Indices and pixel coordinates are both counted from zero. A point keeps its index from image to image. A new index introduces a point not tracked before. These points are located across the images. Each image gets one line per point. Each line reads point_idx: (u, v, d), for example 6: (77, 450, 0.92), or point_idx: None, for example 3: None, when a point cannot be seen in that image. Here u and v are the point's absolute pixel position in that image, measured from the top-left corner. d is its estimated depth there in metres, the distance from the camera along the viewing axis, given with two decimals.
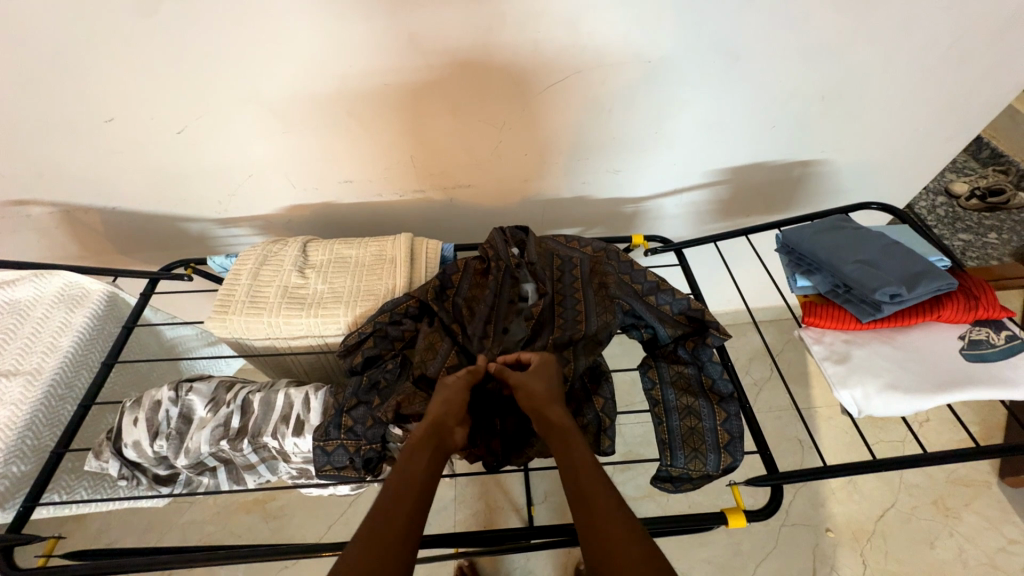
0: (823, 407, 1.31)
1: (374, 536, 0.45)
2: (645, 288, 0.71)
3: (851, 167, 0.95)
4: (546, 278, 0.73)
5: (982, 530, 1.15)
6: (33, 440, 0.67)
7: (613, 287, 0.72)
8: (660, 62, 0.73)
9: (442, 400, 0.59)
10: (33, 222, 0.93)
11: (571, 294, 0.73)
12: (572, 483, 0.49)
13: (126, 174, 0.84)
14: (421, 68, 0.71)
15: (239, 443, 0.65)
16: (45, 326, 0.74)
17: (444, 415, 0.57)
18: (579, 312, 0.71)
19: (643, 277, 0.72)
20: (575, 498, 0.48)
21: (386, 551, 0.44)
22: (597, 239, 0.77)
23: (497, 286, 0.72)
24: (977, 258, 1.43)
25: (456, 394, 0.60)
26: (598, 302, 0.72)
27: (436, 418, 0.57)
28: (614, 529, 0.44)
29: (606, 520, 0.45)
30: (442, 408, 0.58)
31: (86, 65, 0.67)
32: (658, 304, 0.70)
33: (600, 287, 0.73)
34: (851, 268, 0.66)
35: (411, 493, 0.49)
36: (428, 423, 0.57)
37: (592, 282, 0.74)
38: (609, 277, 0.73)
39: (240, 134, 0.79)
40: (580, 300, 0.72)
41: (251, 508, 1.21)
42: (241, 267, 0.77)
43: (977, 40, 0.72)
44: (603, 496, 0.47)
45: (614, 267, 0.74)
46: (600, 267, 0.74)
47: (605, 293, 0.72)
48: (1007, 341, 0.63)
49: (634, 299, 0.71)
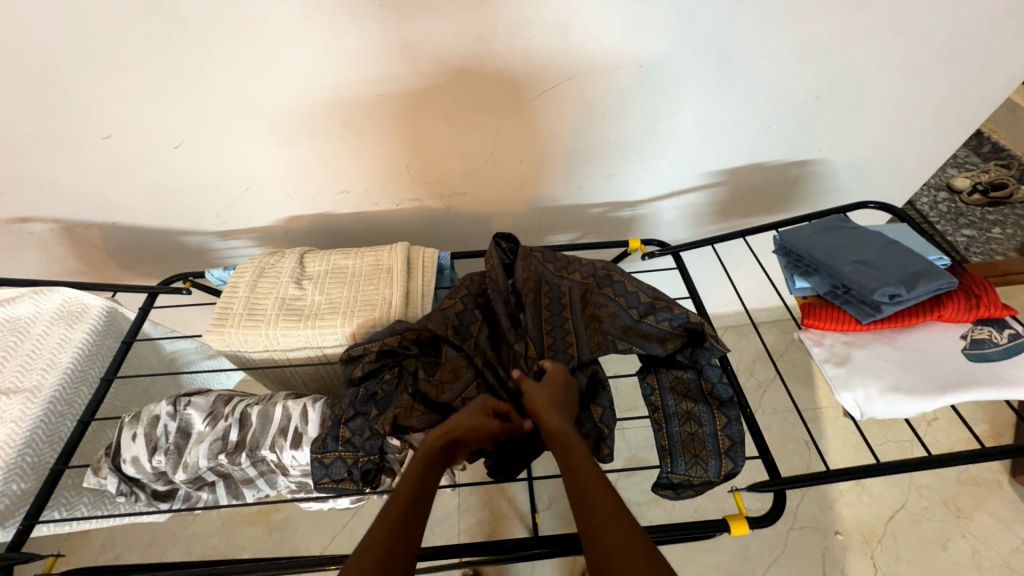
0: (828, 407, 1.29)
1: (381, 537, 0.45)
2: (640, 310, 0.70)
3: (847, 165, 0.94)
4: (534, 305, 0.72)
5: (995, 531, 1.13)
6: (33, 457, 0.67)
7: (606, 322, 0.71)
8: (653, 66, 0.73)
9: (466, 416, 0.58)
10: (34, 239, 0.93)
11: (561, 322, 0.71)
12: (573, 487, 0.49)
13: (125, 190, 0.85)
14: (411, 75, 0.71)
15: (237, 457, 0.65)
16: (45, 342, 0.75)
17: (466, 431, 0.57)
18: (568, 339, 0.70)
19: (637, 299, 0.70)
20: (578, 504, 0.48)
21: (391, 553, 0.44)
22: (586, 264, 0.75)
23: (490, 317, 0.73)
24: (981, 254, 1.42)
25: (482, 414, 0.59)
26: (590, 338, 0.70)
27: (456, 430, 0.56)
28: (615, 534, 0.44)
29: (609, 526, 0.45)
30: (460, 422, 0.57)
31: (80, 82, 0.68)
32: (644, 334, 0.69)
33: (591, 320, 0.71)
34: (849, 268, 0.66)
35: (418, 497, 0.49)
36: (442, 430, 0.56)
37: (583, 311, 0.72)
38: (603, 309, 0.71)
39: (238, 150, 0.80)
40: (570, 329, 0.71)
41: (255, 520, 1.21)
42: (238, 279, 0.77)
43: (970, 37, 0.72)
44: (606, 501, 0.47)
45: (603, 295, 0.72)
46: (591, 295, 0.73)
47: (597, 326, 0.71)
48: (1010, 339, 0.62)
49: (626, 336, 0.70)
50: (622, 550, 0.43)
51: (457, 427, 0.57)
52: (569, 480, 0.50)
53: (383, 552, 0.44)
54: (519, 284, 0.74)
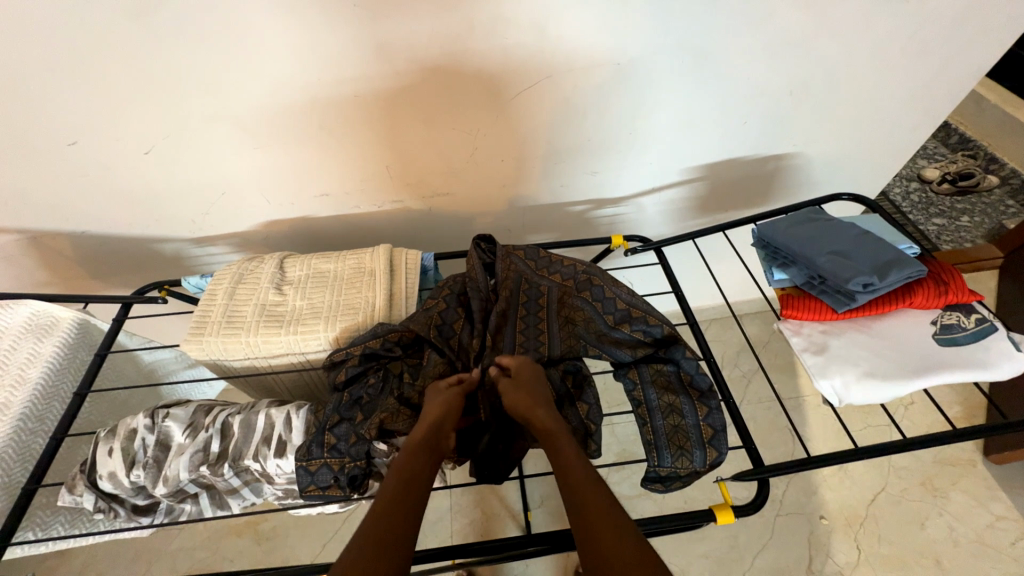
0: (809, 395, 1.32)
1: (369, 539, 0.45)
2: (617, 318, 0.71)
3: (821, 157, 0.96)
4: (511, 306, 0.72)
5: (971, 508, 1.17)
6: (2, 477, 0.65)
7: (581, 326, 0.72)
8: (630, 63, 0.73)
9: (441, 402, 0.59)
10: (0, 251, 0.90)
11: (535, 320, 0.71)
12: (564, 484, 0.49)
13: (95, 198, 0.83)
14: (389, 75, 0.70)
15: (219, 468, 0.64)
16: (13, 357, 0.72)
17: (441, 417, 0.57)
18: (540, 334, 0.70)
19: (614, 306, 0.71)
20: (570, 505, 0.48)
21: (381, 553, 0.44)
22: (567, 266, 0.76)
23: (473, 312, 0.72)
24: (951, 242, 1.47)
25: (454, 398, 0.60)
26: (562, 338, 0.71)
27: (432, 419, 0.57)
28: (607, 530, 0.45)
29: (600, 524, 0.45)
30: (437, 409, 0.58)
31: (43, 87, 0.66)
32: (616, 341, 0.71)
33: (566, 322, 0.72)
34: (824, 259, 0.67)
35: (406, 494, 0.50)
36: (426, 423, 0.56)
37: (559, 312, 0.73)
38: (580, 313, 0.73)
39: (213, 154, 0.78)
40: (543, 328, 0.71)
41: (243, 530, 1.19)
42: (216, 286, 0.76)
43: (934, 31, 0.74)
44: (597, 497, 0.47)
45: (582, 300, 0.73)
46: (569, 300, 0.74)
47: (571, 329, 0.72)
48: (977, 324, 0.65)
49: (599, 342, 0.71)
50: (616, 549, 0.44)
51: (431, 414, 0.57)
52: (560, 476, 0.50)
53: (372, 553, 0.44)
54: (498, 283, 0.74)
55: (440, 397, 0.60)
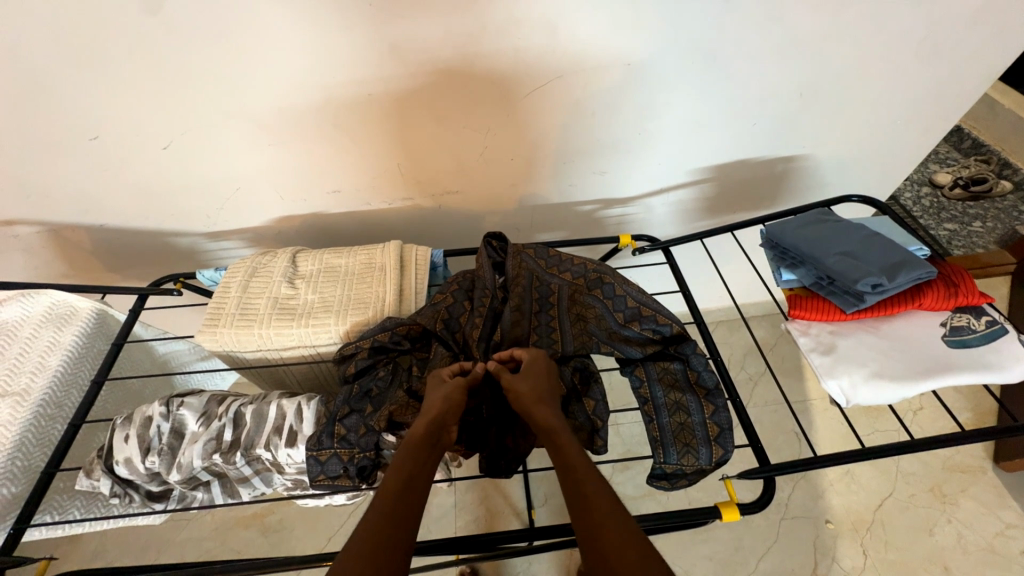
0: (816, 399, 1.32)
1: (370, 537, 0.46)
2: (626, 315, 0.71)
3: (830, 160, 0.96)
4: (525, 306, 0.73)
5: (980, 515, 1.16)
6: (23, 461, 0.66)
7: (592, 322, 0.73)
8: (640, 64, 0.74)
9: (442, 397, 0.59)
10: (20, 242, 0.92)
11: (547, 322, 0.73)
12: (565, 481, 0.50)
13: (112, 192, 0.84)
14: (404, 75, 0.71)
15: (231, 456, 0.65)
16: (33, 344, 0.74)
17: (443, 413, 0.58)
18: (554, 332, 0.72)
19: (624, 304, 0.71)
20: (573, 502, 0.49)
21: (379, 550, 0.45)
22: (578, 265, 0.76)
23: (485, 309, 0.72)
24: (962, 247, 1.45)
25: (455, 391, 0.60)
26: (575, 337, 0.72)
27: (435, 413, 0.57)
28: (609, 531, 0.45)
29: (603, 523, 0.46)
30: (439, 403, 0.58)
31: (66, 82, 0.67)
32: (626, 338, 0.71)
33: (578, 319, 0.73)
34: (833, 260, 0.67)
35: (405, 490, 0.50)
36: (426, 419, 0.57)
37: (570, 309, 0.74)
38: (591, 309, 0.73)
39: (229, 150, 0.80)
40: (556, 328, 0.72)
41: (250, 523, 1.21)
42: (230, 280, 0.77)
43: (947, 35, 0.74)
44: (601, 498, 0.48)
45: (592, 297, 0.73)
46: (580, 297, 0.74)
47: (583, 326, 0.73)
48: (987, 326, 0.65)
49: (610, 340, 0.72)
50: (617, 550, 0.44)
51: (433, 409, 0.58)
52: (561, 475, 0.51)
53: (372, 551, 0.45)
54: (509, 280, 0.75)
55: (442, 391, 0.60)
